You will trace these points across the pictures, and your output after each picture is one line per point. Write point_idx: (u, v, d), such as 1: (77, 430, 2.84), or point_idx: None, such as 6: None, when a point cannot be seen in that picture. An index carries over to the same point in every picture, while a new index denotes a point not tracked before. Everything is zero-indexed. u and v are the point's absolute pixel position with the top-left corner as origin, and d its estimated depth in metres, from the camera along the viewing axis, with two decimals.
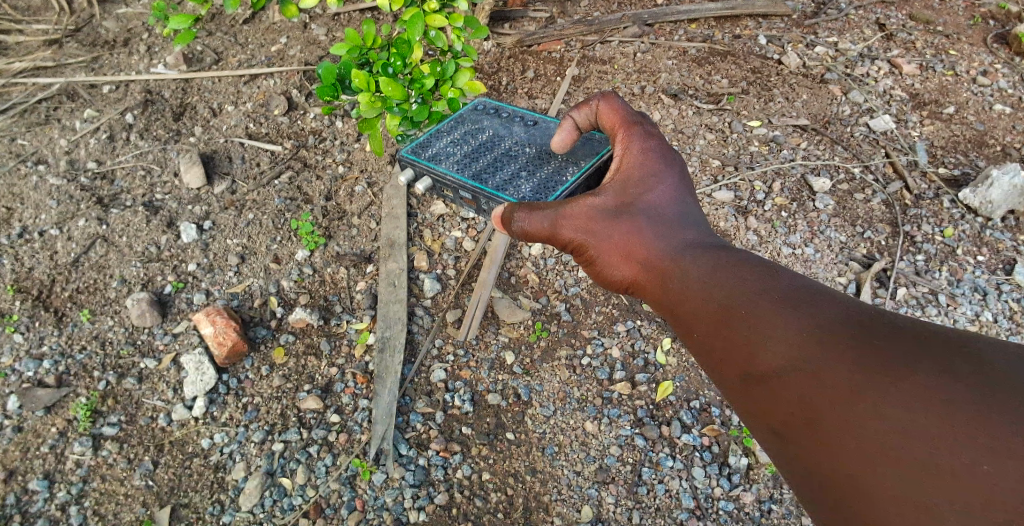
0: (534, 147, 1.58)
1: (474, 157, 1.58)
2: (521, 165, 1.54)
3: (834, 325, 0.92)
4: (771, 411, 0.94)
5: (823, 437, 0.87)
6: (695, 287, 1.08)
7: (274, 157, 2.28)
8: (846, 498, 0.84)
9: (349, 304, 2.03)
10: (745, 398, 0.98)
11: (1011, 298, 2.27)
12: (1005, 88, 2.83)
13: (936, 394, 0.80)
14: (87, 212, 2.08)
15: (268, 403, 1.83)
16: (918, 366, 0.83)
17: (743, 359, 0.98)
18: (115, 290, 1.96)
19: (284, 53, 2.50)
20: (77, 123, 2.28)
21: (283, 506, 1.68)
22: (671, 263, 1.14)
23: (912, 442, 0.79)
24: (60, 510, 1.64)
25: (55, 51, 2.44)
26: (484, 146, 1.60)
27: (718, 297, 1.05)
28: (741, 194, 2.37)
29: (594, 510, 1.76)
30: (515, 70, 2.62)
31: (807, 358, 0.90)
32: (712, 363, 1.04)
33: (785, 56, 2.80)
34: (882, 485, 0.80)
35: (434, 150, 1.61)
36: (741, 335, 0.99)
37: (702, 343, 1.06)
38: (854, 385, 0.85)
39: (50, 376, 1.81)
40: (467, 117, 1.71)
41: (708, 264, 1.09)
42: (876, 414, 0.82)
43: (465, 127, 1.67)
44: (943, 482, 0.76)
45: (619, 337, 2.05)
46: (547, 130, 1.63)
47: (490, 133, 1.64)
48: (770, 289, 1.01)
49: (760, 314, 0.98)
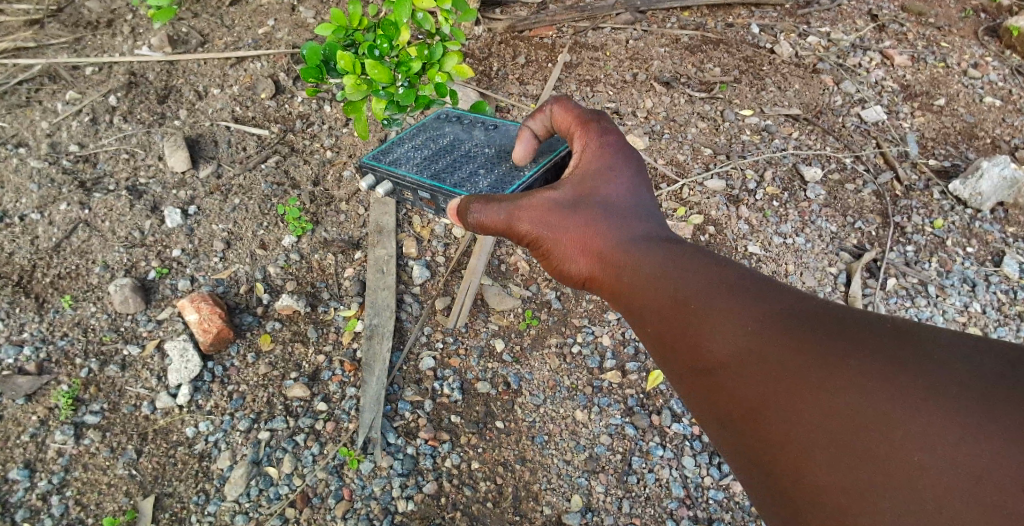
0: (492, 148, 1.58)
1: (435, 159, 1.55)
2: (479, 164, 1.52)
3: (819, 323, 0.91)
4: (750, 405, 0.91)
5: (807, 431, 0.85)
6: (667, 278, 1.05)
7: (261, 142, 2.24)
8: (828, 493, 0.82)
9: (337, 291, 2.01)
10: (720, 394, 0.94)
11: (1000, 289, 2.30)
12: (995, 81, 2.84)
13: (926, 391, 0.80)
14: (69, 197, 2.03)
15: (254, 391, 1.81)
16: (906, 362, 0.83)
17: (719, 352, 0.95)
18: (98, 276, 1.93)
19: (271, 36, 2.44)
20: (59, 105, 2.20)
21: (269, 496, 1.66)
22: (640, 254, 1.10)
23: (903, 435, 0.79)
24: (41, 500, 1.62)
25: (36, 31, 2.37)
26: (445, 149, 1.59)
27: (693, 289, 1.02)
28: (732, 183, 2.36)
29: (584, 499, 1.76)
30: (506, 55, 2.57)
31: (790, 351, 0.89)
32: (682, 359, 1.00)
33: (777, 45, 2.78)
34: (869, 480, 0.79)
35: (395, 154, 1.58)
36: (717, 328, 0.96)
37: (671, 337, 1.02)
38: (842, 378, 0.84)
39: (30, 364, 1.78)
40: (429, 125, 1.70)
41: (681, 258, 1.07)
42: (862, 407, 0.82)
43: (426, 133, 1.65)
44: (934, 474, 0.76)
45: (609, 325, 2.05)
46: (506, 132, 1.63)
47: (451, 137, 1.64)
48: (751, 286, 0.99)
49: (742, 309, 0.96)
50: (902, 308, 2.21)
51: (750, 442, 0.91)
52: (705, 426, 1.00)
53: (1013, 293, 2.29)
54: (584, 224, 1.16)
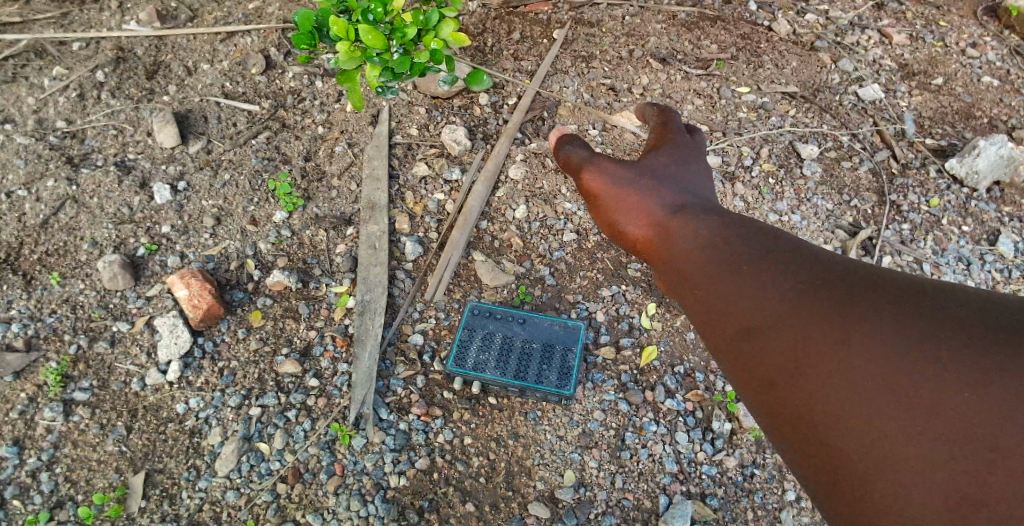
0: (539, 342, 1.86)
1: (506, 361, 1.82)
2: (540, 365, 1.82)
3: (841, 298, 1.00)
4: (771, 377, 1.01)
5: (824, 408, 0.94)
6: (696, 249, 1.24)
7: (251, 117, 2.18)
8: (847, 470, 0.91)
9: (329, 267, 1.98)
10: (749, 372, 1.05)
11: (994, 268, 2.31)
12: (994, 61, 2.78)
13: (928, 368, 0.89)
14: (56, 173, 2.00)
15: (245, 367, 1.80)
16: (915, 335, 0.92)
17: (739, 324, 1.08)
18: (86, 253, 1.90)
19: (262, 11, 2.35)
20: (45, 81, 2.15)
21: (260, 472, 1.68)
22: (685, 231, 1.29)
23: (914, 413, 0.88)
24: (31, 477, 1.63)
25: (22, 6, 2.30)
26: (505, 346, 1.85)
27: (712, 261, 1.19)
28: (728, 159, 2.36)
29: (577, 474, 1.77)
30: (500, 30, 2.49)
31: (805, 324, 1.00)
32: (716, 335, 1.12)
33: (776, 22, 2.70)
34: (882, 454, 0.88)
35: (471, 359, 1.82)
36: (736, 301, 1.10)
37: (700, 309, 1.17)
38: (851, 355, 0.94)
39: (18, 340, 1.77)
40: (477, 320, 1.89)
41: (718, 232, 1.24)
42: (873, 382, 0.91)
43: (483, 330, 1.87)
44: (940, 449, 0.85)
45: (604, 301, 2.03)
46: (546, 332, 1.89)
47: (503, 327, 1.87)
48: (781, 263, 1.10)
49: (775, 289, 1.07)
50: None
51: (776, 421, 1.00)
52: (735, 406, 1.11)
53: (1007, 272, 2.30)
54: (642, 192, 1.41)
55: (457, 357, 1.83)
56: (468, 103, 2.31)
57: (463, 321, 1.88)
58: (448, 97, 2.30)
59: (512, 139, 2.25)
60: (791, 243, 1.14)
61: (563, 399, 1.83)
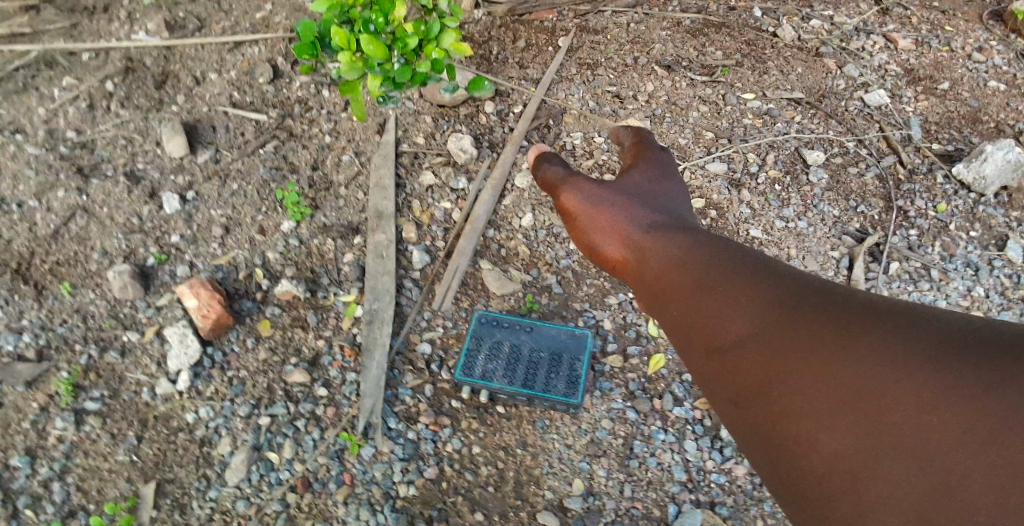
0: (546, 350, 1.88)
1: (514, 368, 1.84)
2: (547, 373, 1.84)
3: (829, 304, 1.00)
4: (758, 387, 1.00)
5: (822, 405, 0.92)
6: (678, 262, 1.25)
7: (259, 127, 2.19)
8: (844, 465, 0.89)
9: (337, 276, 1.99)
10: (734, 382, 1.04)
11: (1003, 273, 2.30)
12: (1000, 65, 2.78)
13: (925, 369, 0.87)
14: (66, 183, 2.01)
15: (254, 377, 1.81)
16: (910, 338, 0.90)
17: (721, 336, 1.08)
18: (97, 263, 1.92)
19: (269, 21, 2.36)
20: (55, 92, 2.14)
21: (270, 481, 1.68)
22: (667, 245, 1.31)
23: (912, 413, 0.86)
24: (43, 487, 1.63)
25: (33, 17, 2.23)
26: (512, 355, 1.87)
27: (694, 274, 1.20)
28: (734, 166, 2.36)
29: (586, 483, 1.77)
30: (506, 39, 2.50)
31: (804, 324, 0.99)
32: (696, 347, 1.13)
33: (780, 28, 2.70)
34: (880, 452, 0.86)
35: (479, 368, 1.84)
36: (717, 312, 1.11)
37: (686, 314, 1.17)
38: (843, 359, 0.93)
39: (30, 350, 1.78)
40: (482, 329, 1.91)
41: (702, 245, 1.26)
42: (870, 378, 0.90)
43: (489, 340, 1.89)
44: (941, 449, 0.83)
45: (610, 309, 2.03)
46: (553, 340, 1.91)
47: (509, 340, 1.89)
48: (764, 275, 1.11)
49: (757, 298, 1.07)
50: (905, 291, 2.21)
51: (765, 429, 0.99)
52: (721, 413, 1.08)
53: (1017, 277, 2.29)
54: (628, 204, 1.44)
55: (465, 366, 1.85)
56: (474, 111, 2.33)
57: (470, 330, 1.91)
58: (454, 106, 2.31)
59: (518, 147, 2.26)
60: (768, 259, 1.17)
61: (571, 408, 1.84)
